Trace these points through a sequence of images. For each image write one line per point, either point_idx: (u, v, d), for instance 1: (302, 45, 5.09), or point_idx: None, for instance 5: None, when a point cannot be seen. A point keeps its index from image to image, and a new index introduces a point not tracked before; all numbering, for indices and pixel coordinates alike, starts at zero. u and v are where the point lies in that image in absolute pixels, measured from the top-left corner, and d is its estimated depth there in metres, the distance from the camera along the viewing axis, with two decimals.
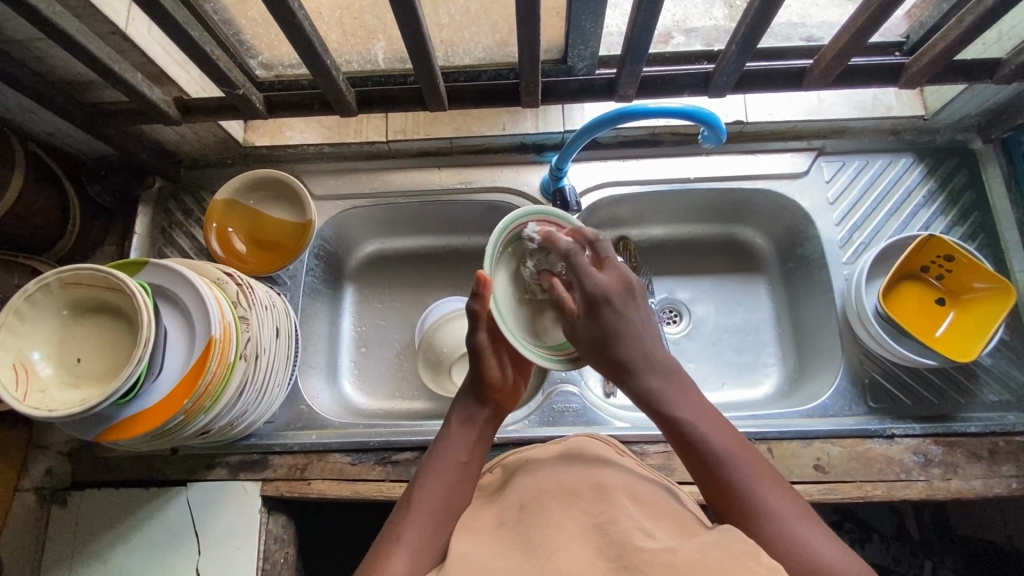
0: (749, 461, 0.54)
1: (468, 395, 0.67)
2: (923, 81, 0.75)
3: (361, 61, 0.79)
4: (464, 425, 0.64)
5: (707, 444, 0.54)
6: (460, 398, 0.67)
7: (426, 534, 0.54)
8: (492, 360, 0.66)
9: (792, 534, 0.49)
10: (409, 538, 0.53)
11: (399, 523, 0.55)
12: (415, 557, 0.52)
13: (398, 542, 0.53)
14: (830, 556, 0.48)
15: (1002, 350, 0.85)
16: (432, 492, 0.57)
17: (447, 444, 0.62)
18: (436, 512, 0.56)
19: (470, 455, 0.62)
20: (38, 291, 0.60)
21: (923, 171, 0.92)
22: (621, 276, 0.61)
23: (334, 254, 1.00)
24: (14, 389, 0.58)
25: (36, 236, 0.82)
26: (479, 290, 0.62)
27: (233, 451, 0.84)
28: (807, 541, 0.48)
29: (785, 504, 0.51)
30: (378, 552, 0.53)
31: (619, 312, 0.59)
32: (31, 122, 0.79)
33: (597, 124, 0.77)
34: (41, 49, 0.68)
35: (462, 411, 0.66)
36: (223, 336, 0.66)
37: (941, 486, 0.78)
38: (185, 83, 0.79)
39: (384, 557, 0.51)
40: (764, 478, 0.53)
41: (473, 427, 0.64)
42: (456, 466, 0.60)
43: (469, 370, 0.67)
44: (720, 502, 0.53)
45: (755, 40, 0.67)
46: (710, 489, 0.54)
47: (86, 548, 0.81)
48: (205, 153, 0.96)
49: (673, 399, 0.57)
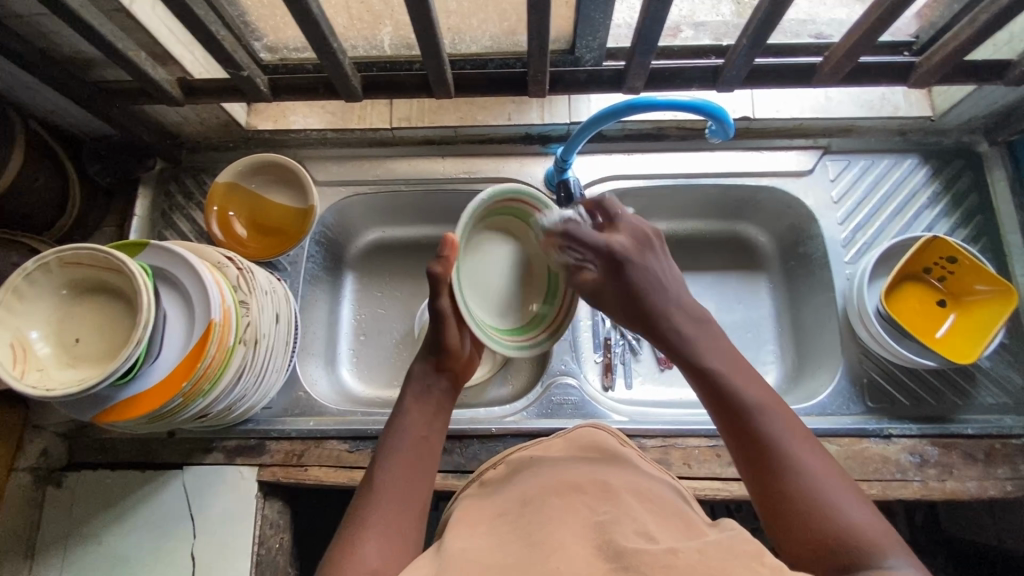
0: (785, 423, 0.53)
1: (423, 369, 0.66)
2: (932, 82, 0.75)
3: (366, 46, 0.78)
4: (419, 401, 0.64)
5: (740, 397, 0.54)
6: (416, 371, 0.67)
7: (394, 512, 0.55)
8: (453, 329, 0.67)
9: (822, 496, 0.49)
10: (378, 516, 0.54)
11: (367, 501, 0.55)
12: (387, 536, 0.52)
13: (369, 521, 0.53)
14: (857, 520, 0.47)
15: (1000, 353, 0.85)
16: (396, 472, 0.57)
17: (407, 419, 0.62)
18: (403, 487, 0.57)
19: (429, 430, 0.62)
20: (37, 270, 0.60)
21: (928, 172, 0.92)
22: (637, 231, 0.66)
23: (334, 241, 1.00)
24: (13, 367, 0.57)
25: (35, 214, 0.81)
26: (445, 252, 0.63)
27: (230, 436, 0.84)
28: (836, 505, 0.48)
29: (817, 463, 0.51)
30: (347, 531, 0.53)
31: (640, 266, 0.63)
32: (31, 99, 0.78)
33: (602, 117, 0.77)
34: (43, 25, 0.67)
35: (419, 386, 0.65)
36: (223, 320, 0.65)
37: (936, 487, 0.78)
38: (189, 64, 0.78)
39: (355, 537, 0.52)
40: (796, 438, 0.52)
41: (427, 401, 0.64)
42: (417, 442, 0.60)
43: (431, 337, 0.67)
44: (746, 454, 0.53)
45: (766, 35, 0.66)
46: (740, 453, 0.53)
47: (81, 529, 0.81)
48: (207, 135, 0.95)
49: (705, 351, 0.58)
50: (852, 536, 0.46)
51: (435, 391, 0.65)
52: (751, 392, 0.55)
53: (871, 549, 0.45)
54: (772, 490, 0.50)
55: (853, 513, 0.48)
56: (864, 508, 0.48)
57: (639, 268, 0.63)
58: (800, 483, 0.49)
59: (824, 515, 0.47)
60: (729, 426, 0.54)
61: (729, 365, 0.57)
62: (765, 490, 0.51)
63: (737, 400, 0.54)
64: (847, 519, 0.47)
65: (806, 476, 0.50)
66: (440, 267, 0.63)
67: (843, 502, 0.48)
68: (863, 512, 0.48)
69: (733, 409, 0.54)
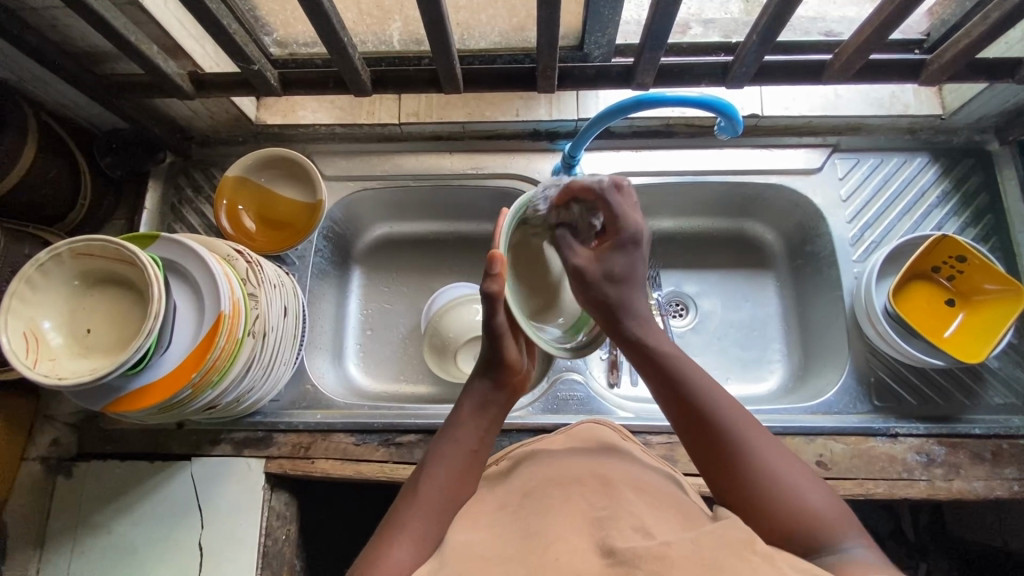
0: (741, 413, 0.55)
1: (485, 376, 0.64)
2: (943, 80, 0.75)
3: (376, 42, 0.79)
4: (477, 411, 0.63)
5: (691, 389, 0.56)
6: (478, 380, 0.64)
7: (431, 522, 0.54)
8: (511, 344, 0.64)
9: (779, 482, 0.52)
10: (415, 523, 0.54)
11: (407, 508, 0.55)
12: (418, 545, 0.52)
13: (403, 527, 0.53)
14: (814, 500, 0.51)
15: (1009, 353, 0.85)
16: (442, 481, 0.57)
17: (458, 430, 0.61)
18: (445, 500, 0.56)
19: (481, 444, 0.61)
20: (50, 261, 0.61)
21: (938, 171, 0.91)
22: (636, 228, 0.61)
23: (343, 236, 1.00)
24: (25, 356, 0.58)
25: (47, 208, 0.82)
26: (496, 270, 0.57)
27: (238, 428, 0.85)
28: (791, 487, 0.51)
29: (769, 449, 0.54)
30: (383, 534, 0.53)
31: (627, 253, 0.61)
32: (43, 91, 0.79)
33: (611, 113, 0.77)
34: (55, 17, 0.68)
35: (480, 397, 0.63)
36: (232, 312, 0.66)
37: (942, 486, 0.78)
38: (199, 58, 0.78)
39: (391, 541, 0.52)
40: (753, 426, 0.55)
41: (484, 409, 0.63)
42: (467, 456, 0.59)
43: (485, 350, 0.64)
44: (700, 441, 0.55)
45: (776, 32, 0.66)
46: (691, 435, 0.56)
47: (90, 518, 0.82)
48: (217, 130, 0.96)
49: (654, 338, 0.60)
50: (808, 512, 0.50)
51: (495, 401, 0.64)
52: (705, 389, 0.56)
53: (824, 534, 0.49)
54: (728, 472, 0.53)
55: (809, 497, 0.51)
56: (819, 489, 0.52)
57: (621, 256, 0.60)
58: (760, 467, 0.52)
59: (783, 498, 0.51)
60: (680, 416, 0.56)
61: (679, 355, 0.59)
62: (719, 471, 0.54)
63: (696, 395, 0.56)
64: (803, 501, 0.51)
65: (761, 462, 0.53)
66: (496, 283, 0.57)
67: (799, 486, 0.51)
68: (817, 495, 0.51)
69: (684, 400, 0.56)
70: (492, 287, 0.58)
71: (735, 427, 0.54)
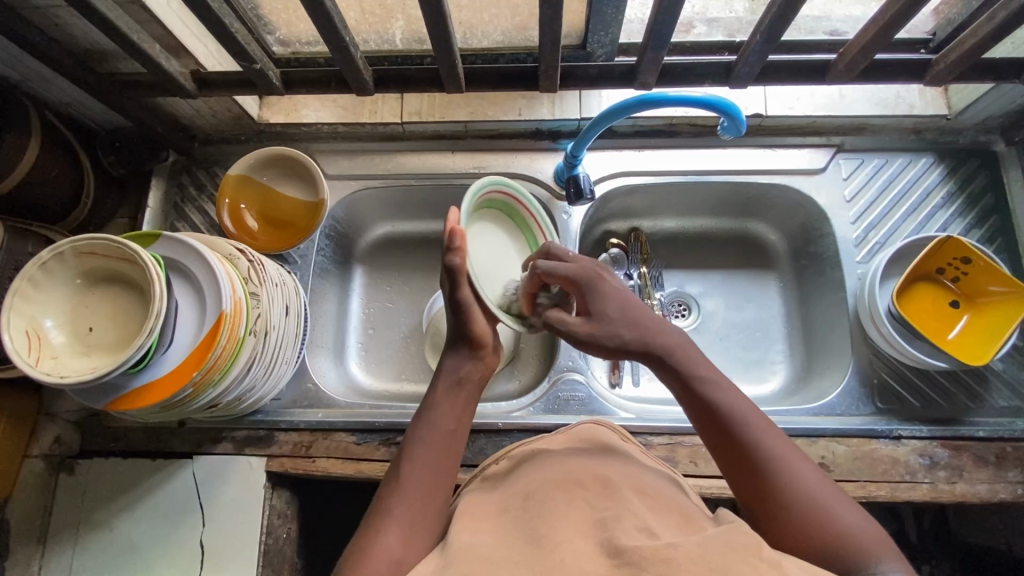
0: (774, 433, 0.55)
1: (455, 354, 0.65)
2: (949, 80, 0.74)
3: (378, 40, 0.79)
4: (451, 389, 0.63)
5: (727, 410, 0.55)
6: (448, 356, 0.65)
7: (416, 505, 0.54)
8: (477, 315, 0.64)
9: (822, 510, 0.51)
10: (401, 508, 0.54)
11: (390, 494, 0.55)
12: (405, 530, 0.52)
13: (389, 513, 0.53)
14: (850, 525, 0.50)
15: (1013, 356, 0.84)
16: (423, 462, 0.57)
17: (435, 409, 0.61)
18: (429, 482, 0.56)
19: (458, 423, 0.61)
20: (52, 259, 0.61)
21: (943, 172, 0.91)
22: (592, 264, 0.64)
23: (344, 235, 1.00)
24: (27, 354, 0.58)
25: (50, 206, 0.82)
26: (455, 244, 0.60)
27: (239, 427, 0.85)
28: (826, 510, 0.50)
29: (806, 471, 0.53)
30: (372, 521, 0.54)
31: (599, 291, 0.61)
32: (47, 89, 0.79)
33: (614, 112, 0.76)
34: (59, 16, 0.68)
35: (451, 374, 0.64)
36: (233, 311, 0.66)
37: (945, 489, 0.77)
38: (203, 57, 0.79)
39: (378, 528, 0.52)
40: (784, 444, 0.54)
41: (457, 387, 0.63)
42: (446, 436, 0.60)
43: (454, 323, 0.65)
44: (734, 461, 0.54)
45: (780, 31, 0.66)
46: (727, 458, 0.55)
47: (92, 515, 0.82)
48: (219, 129, 0.96)
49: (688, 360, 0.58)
50: (844, 537, 0.49)
51: (466, 376, 0.64)
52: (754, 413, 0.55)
53: (867, 559, 0.48)
54: (763, 493, 0.52)
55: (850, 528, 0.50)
56: (859, 516, 0.51)
57: (595, 294, 0.61)
58: (791, 488, 0.51)
59: (814, 518, 0.50)
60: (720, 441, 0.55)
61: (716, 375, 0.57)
62: (753, 489, 0.53)
63: (733, 419, 0.55)
64: (840, 526, 0.50)
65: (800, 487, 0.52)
66: (456, 258, 0.60)
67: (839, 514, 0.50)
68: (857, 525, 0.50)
69: (721, 421, 0.55)
70: (456, 261, 0.61)
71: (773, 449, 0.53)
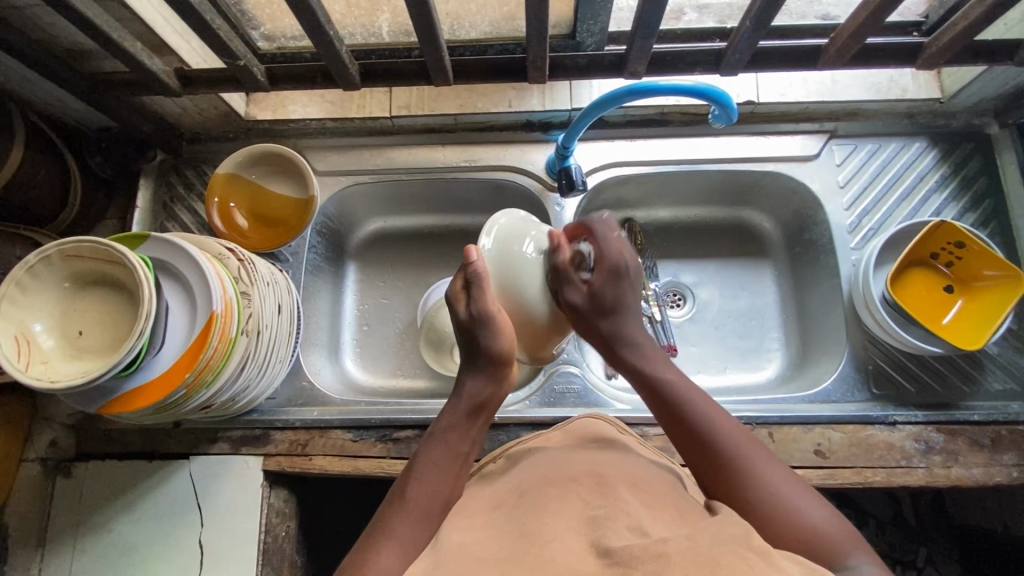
0: (739, 434, 0.58)
1: (477, 376, 0.66)
2: (942, 63, 0.73)
3: (364, 34, 0.78)
4: (468, 412, 0.64)
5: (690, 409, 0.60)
6: (471, 377, 0.66)
7: (422, 526, 0.55)
8: (499, 331, 0.65)
9: (787, 498, 0.53)
10: (403, 530, 0.54)
11: (395, 510, 0.56)
12: (404, 547, 0.52)
13: (391, 534, 0.53)
14: (819, 519, 0.52)
15: (1009, 339, 0.84)
16: (430, 480, 0.58)
17: (449, 432, 0.63)
18: (434, 505, 0.57)
19: (470, 446, 0.63)
20: (39, 263, 0.60)
21: (936, 156, 0.90)
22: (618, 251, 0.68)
23: (335, 231, 0.99)
24: (16, 359, 0.58)
25: (35, 209, 0.81)
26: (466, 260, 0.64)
27: (234, 426, 0.84)
28: (795, 503, 0.53)
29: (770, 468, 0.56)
30: (373, 536, 0.54)
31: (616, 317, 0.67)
32: (27, 90, 0.78)
33: (605, 102, 0.75)
34: (38, 16, 0.66)
35: (470, 395, 0.65)
36: (224, 311, 0.65)
37: (941, 474, 0.78)
38: (186, 54, 0.77)
39: (378, 548, 0.52)
40: (748, 443, 0.58)
41: (475, 411, 0.65)
42: (459, 457, 0.62)
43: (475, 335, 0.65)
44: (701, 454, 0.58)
45: (770, 15, 0.65)
46: (698, 456, 0.58)
47: (89, 518, 0.82)
48: (207, 126, 0.95)
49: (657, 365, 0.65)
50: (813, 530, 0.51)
51: (484, 401, 0.65)
52: (717, 419, 0.59)
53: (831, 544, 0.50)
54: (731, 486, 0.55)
55: (819, 516, 0.52)
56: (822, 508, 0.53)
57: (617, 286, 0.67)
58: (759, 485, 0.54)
59: (783, 511, 0.52)
60: (693, 444, 0.59)
61: (678, 377, 0.63)
62: (725, 487, 0.56)
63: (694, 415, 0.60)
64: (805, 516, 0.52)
65: (765, 479, 0.55)
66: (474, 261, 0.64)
67: (801, 502, 0.53)
68: (821, 511, 0.52)
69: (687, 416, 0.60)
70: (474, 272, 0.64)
71: (734, 445, 0.57)
